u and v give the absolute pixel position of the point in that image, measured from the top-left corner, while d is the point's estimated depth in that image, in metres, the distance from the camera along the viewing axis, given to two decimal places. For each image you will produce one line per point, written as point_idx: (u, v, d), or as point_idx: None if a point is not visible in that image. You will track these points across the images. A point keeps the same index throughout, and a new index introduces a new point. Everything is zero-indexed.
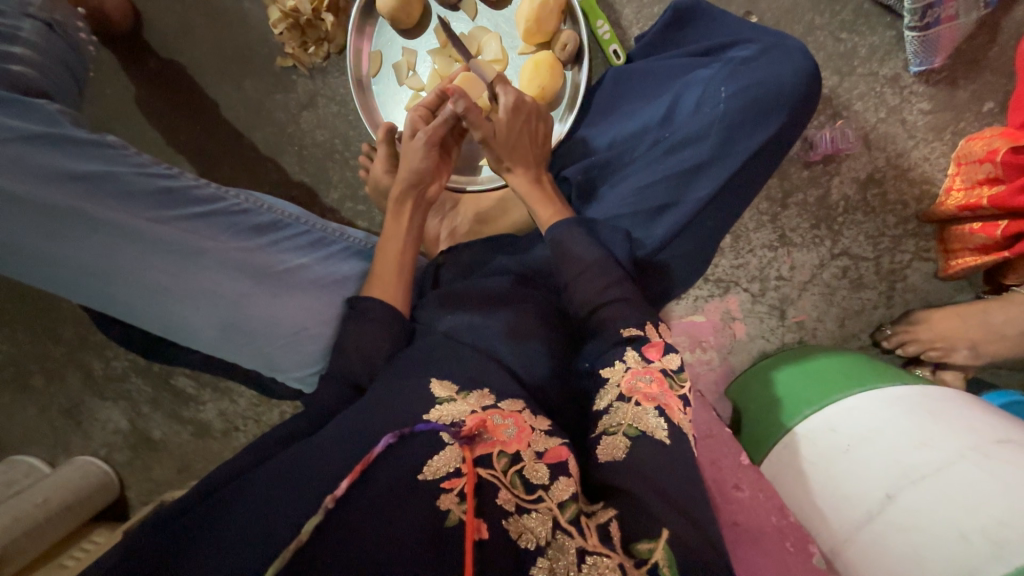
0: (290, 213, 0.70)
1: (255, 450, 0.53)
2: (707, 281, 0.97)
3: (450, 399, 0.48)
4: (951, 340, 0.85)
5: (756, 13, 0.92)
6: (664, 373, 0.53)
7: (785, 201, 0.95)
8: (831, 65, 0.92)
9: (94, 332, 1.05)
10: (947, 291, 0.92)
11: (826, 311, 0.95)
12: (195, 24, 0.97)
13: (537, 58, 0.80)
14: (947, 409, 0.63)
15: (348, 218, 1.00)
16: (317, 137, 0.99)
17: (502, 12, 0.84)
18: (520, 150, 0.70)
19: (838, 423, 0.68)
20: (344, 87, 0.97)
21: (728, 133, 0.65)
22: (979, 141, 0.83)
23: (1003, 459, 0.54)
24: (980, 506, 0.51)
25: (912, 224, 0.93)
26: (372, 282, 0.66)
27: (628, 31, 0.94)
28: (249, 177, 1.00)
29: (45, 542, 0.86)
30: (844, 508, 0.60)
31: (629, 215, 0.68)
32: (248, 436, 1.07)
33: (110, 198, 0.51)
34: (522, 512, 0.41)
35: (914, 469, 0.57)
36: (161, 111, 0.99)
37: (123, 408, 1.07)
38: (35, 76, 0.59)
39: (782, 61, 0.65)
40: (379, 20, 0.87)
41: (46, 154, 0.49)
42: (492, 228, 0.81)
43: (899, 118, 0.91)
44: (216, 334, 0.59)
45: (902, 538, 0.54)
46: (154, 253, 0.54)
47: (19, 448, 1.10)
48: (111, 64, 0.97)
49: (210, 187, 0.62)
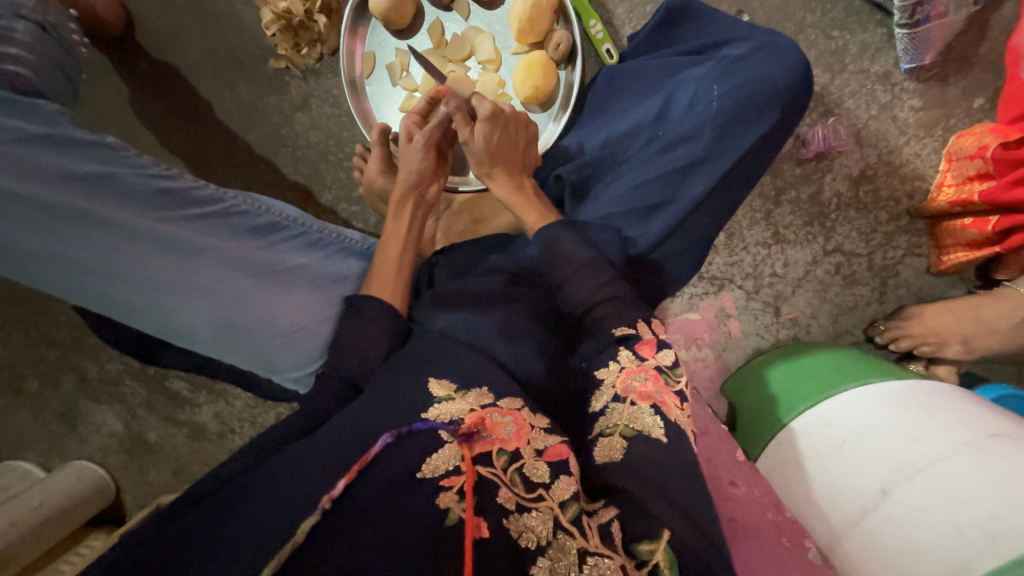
0: (288, 214, 0.69)
1: (251, 452, 0.53)
2: (701, 279, 0.98)
3: (449, 398, 0.48)
4: (944, 335, 0.86)
5: (748, 12, 0.93)
6: (659, 370, 0.54)
7: (778, 199, 0.95)
8: (822, 63, 0.92)
9: (88, 335, 1.04)
10: (939, 287, 0.93)
11: (820, 308, 0.96)
12: (188, 25, 0.97)
13: (530, 58, 0.80)
14: (941, 404, 0.64)
15: (343, 218, 1.00)
16: (311, 138, 0.99)
17: (495, 12, 0.84)
18: (500, 158, 0.70)
19: (831, 419, 0.68)
20: (337, 88, 0.97)
21: (722, 131, 0.65)
22: (970, 137, 0.83)
23: (996, 452, 0.54)
24: (973, 501, 0.51)
25: (904, 220, 0.93)
26: (369, 283, 0.66)
27: (621, 30, 0.95)
28: (243, 178, 1.00)
29: (42, 546, 0.85)
30: (839, 503, 0.61)
31: (623, 213, 0.68)
32: (244, 438, 1.06)
33: (109, 198, 0.51)
34: (523, 511, 0.41)
35: (908, 464, 0.57)
36: (155, 114, 0.99)
37: (118, 411, 1.07)
38: (29, 77, 0.59)
39: (774, 58, 0.66)
40: (372, 21, 0.87)
41: (45, 155, 0.49)
42: (486, 228, 0.81)
43: (890, 115, 0.92)
44: (213, 333, 0.59)
45: (898, 532, 0.54)
46: (152, 252, 0.54)
47: (13, 452, 1.09)
48: (103, 65, 0.97)
49: (209, 188, 0.62)
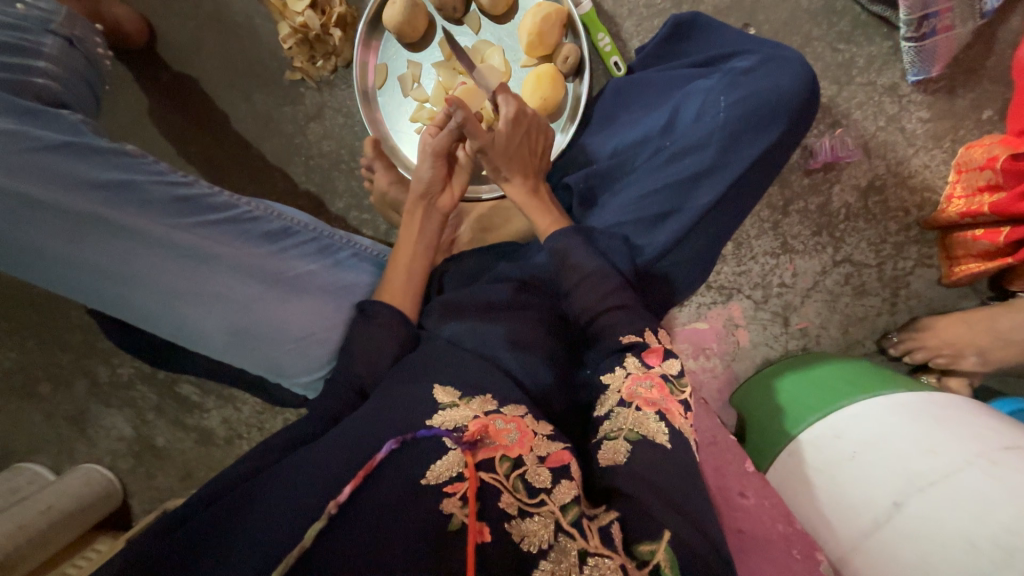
0: (300, 220, 0.70)
1: (260, 452, 0.54)
2: (709, 288, 0.98)
3: (453, 404, 0.48)
4: (958, 346, 0.85)
5: (754, 25, 0.94)
6: (664, 378, 0.53)
7: (786, 209, 0.95)
8: (829, 75, 0.93)
9: (101, 340, 1.06)
10: (950, 298, 0.92)
11: (830, 319, 0.95)
12: (207, 39, 1.00)
13: (539, 71, 0.82)
14: (954, 416, 0.63)
15: (353, 226, 1.01)
16: (324, 148, 1.01)
17: (505, 26, 0.86)
18: (518, 160, 0.71)
19: (842, 430, 0.68)
20: (350, 99, 0.99)
21: (729, 141, 0.66)
22: (979, 149, 0.84)
23: (1010, 466, 0.53)
24: (987, 515, 0.50)
25: (914, 231, 0.93)
26: (380, 291, 0.67)
27: (629, 43, 0.96)
28: (257, 187, 1.02)
29: (49, 549, 0.86)
30: (850, 516, 0.60)
31: (630, 222, 0.68)
32: (251, 443, 1.07)
33: (127, 205, 0.53)
34: (524, 516, 0.40)
35: (921, 476, 0.56)
36: (172, 124, 1.01)
37: (127, 416, 1.08)
38: (56, 88, 0.62)
39: (781, 70, 0.66)
40: (385, 34, 0.89)
41: (68, 162, 0.51)
42: (495, 236, 0.82)
43: (899, 126, 0.92)
44: (226, 338, 0.60)
45: (910, 546, 0.53)
46: (168, 258, 0.55)
47: (24, 455, 1.10)
48: (125, 77, 1.00)
49: (224, 195, 0.63)
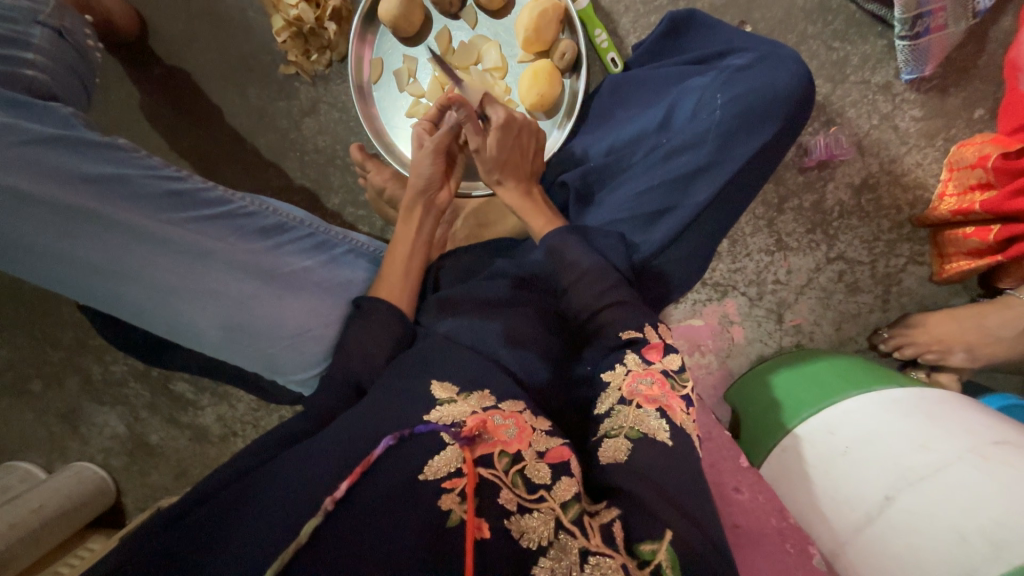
0: (295, 216, 0.70)
1: (256, 450, 0.53)
2: (704, 285, 0.98)
3: (451, 400, 0.48)
4: (946, 343, 0.86)
5: (750, 23, 0.94)
6: (665, 374, 0.54)
7: (781, 207, 0.96)
8: (824, 73, 0.93)
9: (93, 336, 1.05)
10: (941, 295, 0.93)
11: (823, 316, 0.96)
12: (200, 31, 0.98)
13: (536, 67, 0.82)
14: (946, 411, 0.64)
15: (350, 222, 1.01)
16: (319, 143, 1.00)
17: (502, 21, 0.86)
18: (511, 165, 0.71)
19: (837, 425, 0.68)
20: (345, 94, 0.99)
21: (725, 140, 0.66)
22: (970, 148, 0.85)
23: (1001, 460, 0.54)
24: (977, 509, 0.51)
25: (906, 228, 0.94)
26: (376, 287, 0.67)
27: (625, 39, 0.96)
28: (251, 182, 1.01)
29: (40, 548, 0.85)
30: (844, 509, 0.60)
31: (627, 219, 0.69)
32: (246, 440, 1.06)
33: (119, 200, 0.52)
34: (523, 512, 0.40)
35: (912, 471, 0.57)
36: (165, 118, 1.00)
37: (121, 413, 1.07)
38: (45, 81, 0.61)
39: (777, 68, 0.67)
40: (381, 28, 0.88)
41: (58, 156, 0.50)
42: (491, 233, 0.82)
43: (892, 125, 0.93)
44: (220, 334, 0.59)
45: (902, 540, 0.54)
46: (161, 253, 0.54)
47: (15, 453, 1.09)
48: (116, 70, 0.99)
49: (218, 190, 0.62)
